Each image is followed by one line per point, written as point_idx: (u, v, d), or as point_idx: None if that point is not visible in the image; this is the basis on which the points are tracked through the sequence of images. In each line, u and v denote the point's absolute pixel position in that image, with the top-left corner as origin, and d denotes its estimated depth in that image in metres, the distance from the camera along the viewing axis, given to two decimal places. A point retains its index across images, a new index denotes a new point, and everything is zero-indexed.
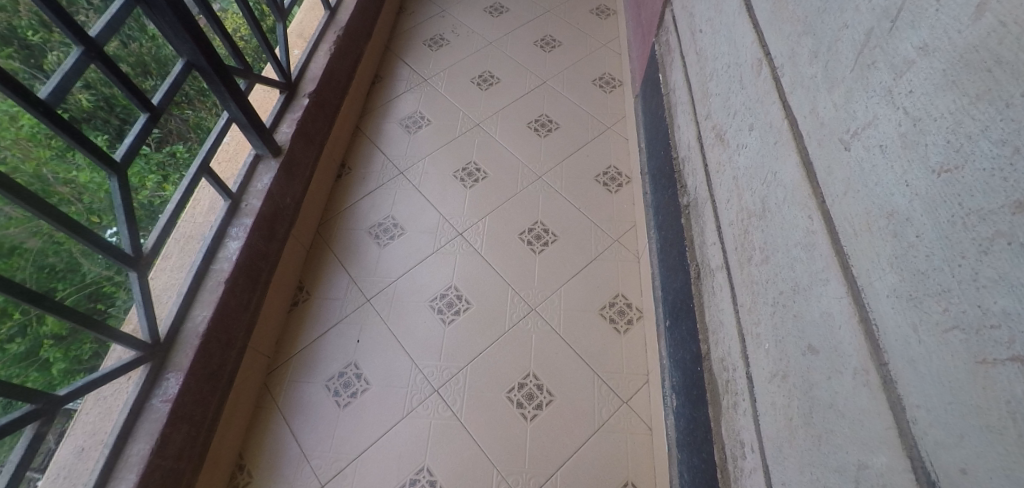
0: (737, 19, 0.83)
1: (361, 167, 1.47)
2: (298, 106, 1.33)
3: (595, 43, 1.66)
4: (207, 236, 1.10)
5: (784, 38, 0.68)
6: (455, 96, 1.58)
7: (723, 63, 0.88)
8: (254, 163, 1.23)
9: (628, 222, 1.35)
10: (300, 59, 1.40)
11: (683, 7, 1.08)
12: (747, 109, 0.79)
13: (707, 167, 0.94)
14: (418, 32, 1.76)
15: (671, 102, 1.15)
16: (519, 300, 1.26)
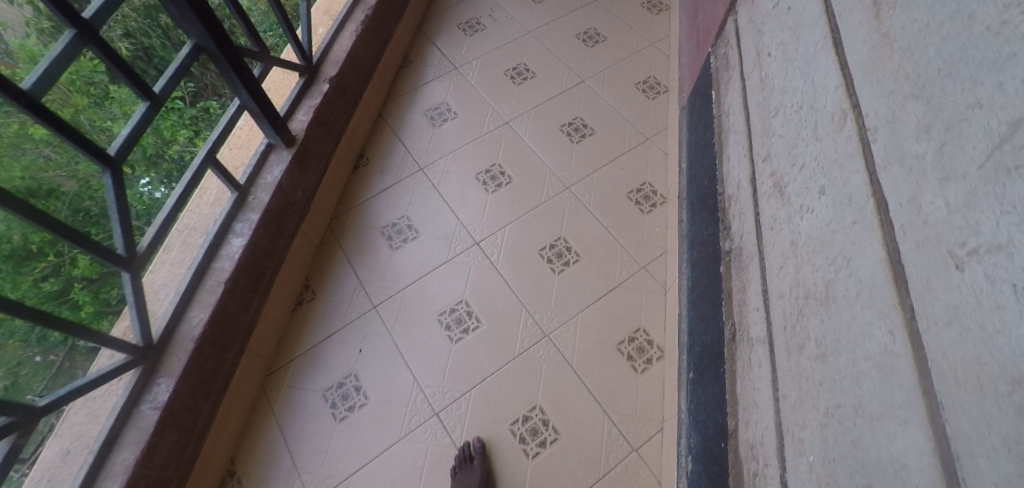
0: (817, 54, 0.69)
1: (380, 158, 1.36)
2: (315, 92, 1.24)
3: (642, 41, 1.51)
4: (210, 230, 1.01)
5: (877, 96, 0.56)
6: (487, 89, 1.45)
7: (793, 102, 0.75)
8: (266, 152, 1.13)
9: (658, 249, 1.24)
10: (323, 41, 1.31)
11: (750, 20, 0.94)
12: (816, 165, 0.67)
13: (757, 215, 0.82)
14: (453, 13, 1.62)
15: (722, 125, 1.02)
16: (534, 325, 1.14)
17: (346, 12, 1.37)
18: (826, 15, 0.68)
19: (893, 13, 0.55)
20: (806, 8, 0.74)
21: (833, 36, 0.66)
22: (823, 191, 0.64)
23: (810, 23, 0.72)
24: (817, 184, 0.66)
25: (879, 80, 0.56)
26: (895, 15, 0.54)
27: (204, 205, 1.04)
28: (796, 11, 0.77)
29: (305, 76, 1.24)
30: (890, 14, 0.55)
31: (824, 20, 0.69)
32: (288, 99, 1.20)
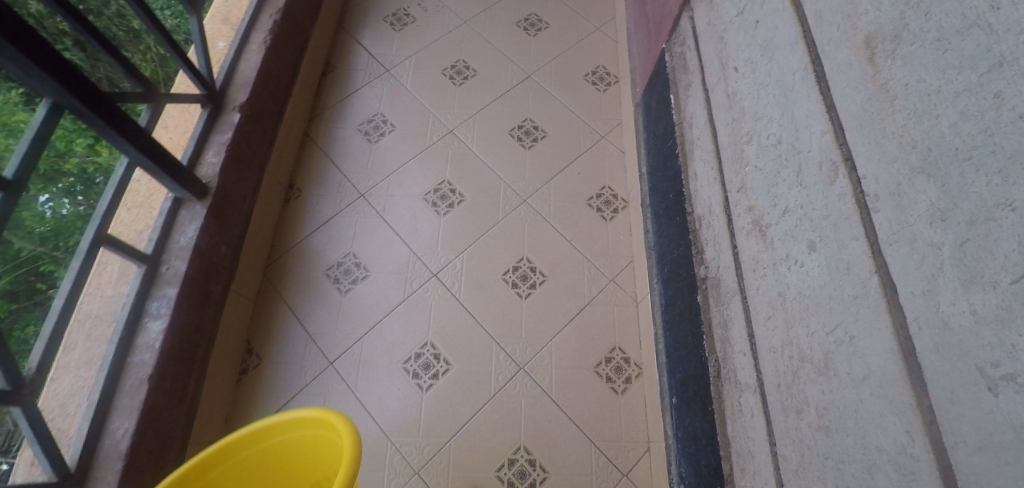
0: (795, 86, 0.63)
1: (313, 188, 1.25)
2: (225, 124, 1.09)
3: (587, 26, 1.42)
4: (119, 317, 0.90)
5: (876, 158, 0.50)
6: (423, 95, 1.33)
7: (769, 133, 0.69)
8: (174, 208, 1.00)
9: (624, 258, 1.19)
10: (225, 59, 1.14)
11: (711, 24, 0.87)
12: (802, 213, 0.61)
13: (734, 249, 0.77)
14: (377, 4, 1.46)
15: (685, 136, 0.95)
16: (506, 359, 1.10)
17: (249, 19, 1.19)
18: (805, 44, 0.61)
19: (891, 65, 0.48)
20: (778, 28, 0.67)
21: (815, 70, 0.59)
22: (813, 246, 0.59)
23: (784, 46, 0.66)
24: (805, 236, 0.61)
25: (878, 139, 0.50)
26: (894, 67, 0.48)
27: (105, 286, 0.92)
28: (766, 28, 0.70)
29: (209, 107, 1.08)
30: (887, 64, 0.49)
31: (803, 48, 0.62)
32: (192, 138, 1.05)
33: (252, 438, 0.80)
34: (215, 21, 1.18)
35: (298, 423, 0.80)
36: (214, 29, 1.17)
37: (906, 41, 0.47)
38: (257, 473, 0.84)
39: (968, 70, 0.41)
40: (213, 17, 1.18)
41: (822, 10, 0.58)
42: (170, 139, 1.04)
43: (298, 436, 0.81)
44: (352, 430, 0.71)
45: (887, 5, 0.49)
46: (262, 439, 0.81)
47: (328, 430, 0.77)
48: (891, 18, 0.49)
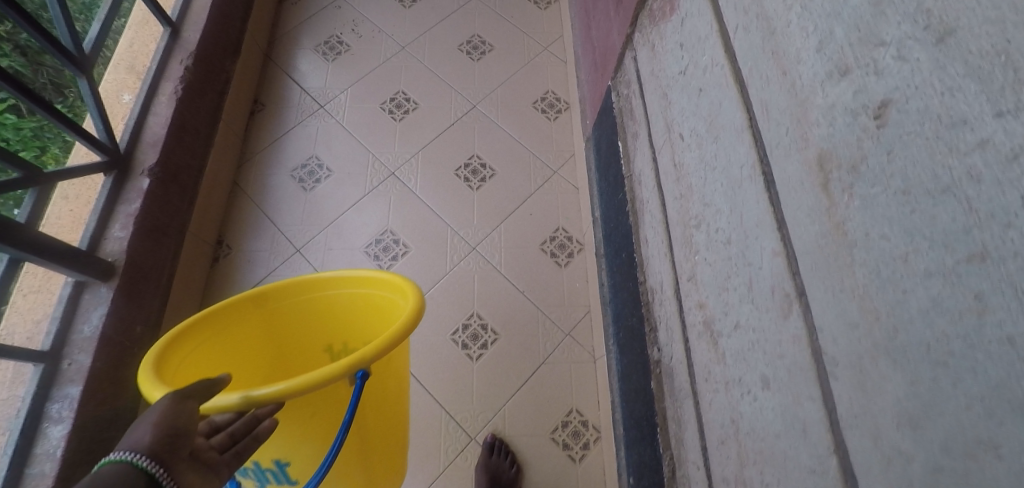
0: (742, 182, 0.53)
1: (245, 244, 1.12)
2: (134, 191, 0.93)
3: (533, 46, 1.35)
4: (15, 425, 0.76)
5: (834, 312, 0.40)
6: (360, 134, 1.23)
7: (717, 226, 0.59)
8: (75, 293, 0.85)
9: (582, 308, 1.09)
10: (130, 115, 0.98)
11: (655, 75, 0.77)
12: (754, 338, 0.52)
13: (687, 344, 0.67)
14: (308, 31, 1.36)
15: (635, 192, 0.86)
16: (458, 430, 0.99)
17: (156, 67, 1.04)
18: (752, 136, 0.51)
19: (848, 204, 0.39)
20: (723, 105, 0.57)
21: (764, 172, 0.50)
22: (767, 382, 0.50)
23: (731, 130, 0.56)
24: (759, 367, 0.51)
25: (835, 293, 0.40)
26: (852, 208, 0.38)
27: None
28: (710, 100, 0.60)
29: (113, 174, 0.92)
30: (843, 201, 0.39)
31: (750, 140, 0.52)
32: (94, 212, 0.89)
33: (313, 292, 0.76)
34: (119, 69, 1.00)
35: (358, 286, 0.76)
36: (116, 79, 0.99)
37: (864, 180, 0.37)
38: (313, 320, 0.79)
39: (944, 249, 0.31)
40: (116, 64, 1.00)
41: (769, 102, 0.48)
42: (70, 212, 0.88)
43: (349, 295, 0.77)
44: (417, 305, 0.66)
45: (842, 124, 0.39)
46: (321, 301, 0.78)
47: (395, 297, 0.72)
48: (847, 143, 0.39)
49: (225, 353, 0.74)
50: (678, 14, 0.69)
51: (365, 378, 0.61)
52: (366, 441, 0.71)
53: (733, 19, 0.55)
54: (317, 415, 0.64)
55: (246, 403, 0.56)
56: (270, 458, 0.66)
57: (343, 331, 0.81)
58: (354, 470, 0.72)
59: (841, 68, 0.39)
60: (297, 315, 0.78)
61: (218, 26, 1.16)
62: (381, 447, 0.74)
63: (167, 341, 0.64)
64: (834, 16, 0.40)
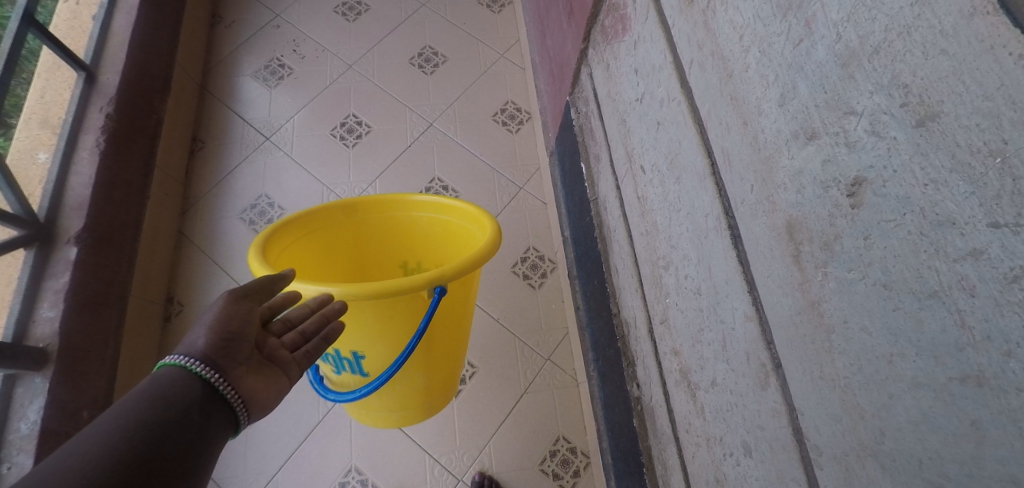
0: (708, 231, 0.49)
1: (197, 300, 1.04)
2: (62, 262, 0.85)
3: (488, 53, 1.29)
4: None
5: (814, 398, 0.36)
6: (310, 165, 1.16)
7: (685, 272, 0.54)
8: (6, 387, 0.77)
9: (559, 330, 1.06)
10: (48, 176, 0.90)
11: (612, 97, 0.72)
12: (733, 400, 0.48)
13: (665, 388, 0.63)
14: (246, 55, 1.28)
15: (602, 217, 0.81)
16: (444, 473, 0.96)
17: (73, 117, 0.95)
18: (715, 184, 0.47)
19: (823, 284, 0.35)
20: (683, 144, 0.52)
21: (729, 226, 0.45)
22: (748, 451, 0.46)
23: (692, 173, 0.51)
24: (739, 433, 0.47)
25: (815, 379, 0.36)
26: (827, 288, 0.34)
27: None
28: (668, 135, 0.55)
29: (35, 247, 0.85)
30: (817, 279, 0.35)
31: (713, 188, 0.47)
32: (19, 291, 0.82)
33: (396, 210, 0.75)
34: (30, 125, 0.92)
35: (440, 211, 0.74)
36: (28, 137, 0.91)
37: (839, 262, 0.33)
38: (394, 241, 0.79)
39: (934, 358, 0.27)
40: (26, 119, 0.91)
41: (731, 152, 0.44)
42: None
43: (429, 219, 0.75)
44: (494, 240, 0.65)
45: (812, 194, 0.35)
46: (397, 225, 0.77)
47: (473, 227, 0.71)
48: (819, 216, 0.34)
49: (312, 258, 0.74)
50: (631, 36, 0.64)
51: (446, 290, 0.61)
52: (432, 349, 0.70)
53: (688, 52, 0.50)
54: (400, 315, 0.64)
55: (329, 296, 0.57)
56: (348, 349, 0.67)
57: (420, 250, 0.80)
58: (420, 371, 0.72)
59: (807, 131, 0.35)
60: (372, 236, 0.77)
61: (142, 63, 1.07)
62: (445, 355, 0.74)
63: (264, 237, 0.64)
64: (796, 69, 0.35)
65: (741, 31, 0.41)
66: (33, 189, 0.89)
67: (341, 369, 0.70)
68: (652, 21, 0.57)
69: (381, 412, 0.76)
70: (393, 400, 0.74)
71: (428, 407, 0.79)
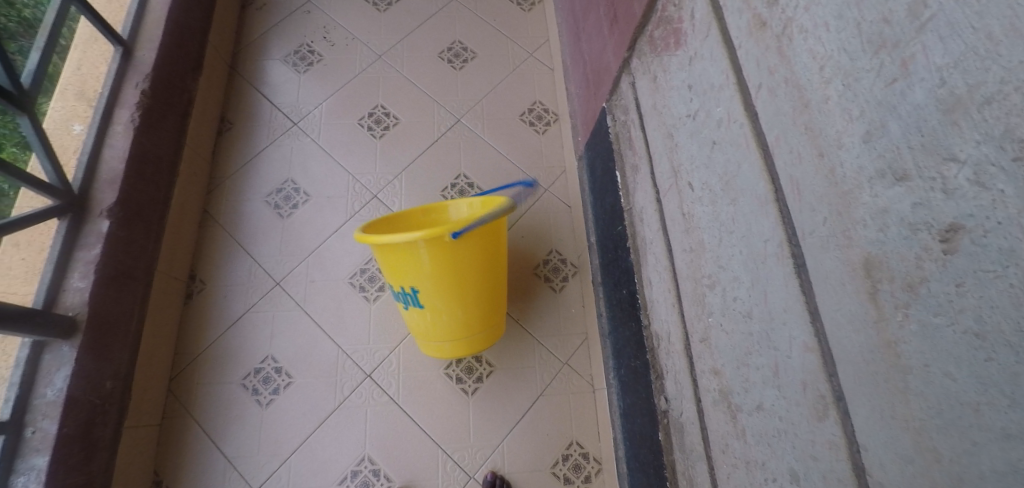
0: (767, 257, 0.49)
1: (221, 279, 1.06)
2: (93, 235, 0.86)
3: (518, 52, 1.28)
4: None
5: (882, 436, 0.37)
6: (337, 153, 1.16)
7: (735, 294, 0.55)
8: (34, 357, 0.78)
9: (578, 335, 1.06)
10: (83, 148, 0.89)
11: (658, 110, 0.71)
12: (782, 426, 0.48)
13: (699, 405, 0.64)
14: (275, 39, 1.26)
15: (637, 228, 0.81)
16: (456, 469, 0.96)
17: (110, 92, 0.94)
18: (779, 211, 0.47)
19: (902, 325, 0.35)
20: (742, 167, 0.52)
21: (793, 254, 0.45)
22: (796, 478, 0.46)
23: (751, 197, 0.51)
24: (787, 459, 0.47)
25: (885, 417, 0.36)
26: (907, 330, 0.34)
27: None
28: (725, 156, 0.55)
29: (68, 217, 0.85)
30: (896, 319, 0.35)
31: (776, 215, 0.47)
32: (50, 260, 0.82)
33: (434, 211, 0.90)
34: (66, 96, 0.90)
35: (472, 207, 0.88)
36: (64, 107, 0.90)
37: (923, 305, 0.33)
38: None
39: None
40: (63, 90, 0.90)
41: (802, 182, 0.44)
42: (22, 261, 0.80)
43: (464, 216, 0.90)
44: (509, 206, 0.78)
45: (897, 234, 0.35)
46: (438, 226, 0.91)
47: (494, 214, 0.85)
48: (904, 257, 0.34)
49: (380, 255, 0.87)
50: (685, 50, 0.63)
51: (467, 225, 0.73)
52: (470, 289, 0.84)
53: (755, 76, 0.49)
54: (438, 258, 0.77)
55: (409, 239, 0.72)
56: (408, 284, 0.81)
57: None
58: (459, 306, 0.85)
59: (897, 172, 0.35)
60: None
61: (176, 41, 1.06)
62: (481, 297, 0.86)
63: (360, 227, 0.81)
64: (888, 108, 0.35)
65: (822, 61, 0.40)
66: (67, 159, 0.88)
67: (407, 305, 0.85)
68: (712, 38, 0.56)
69: (438, 339, 0.88)
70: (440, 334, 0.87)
71: (474, 340, 0.90)
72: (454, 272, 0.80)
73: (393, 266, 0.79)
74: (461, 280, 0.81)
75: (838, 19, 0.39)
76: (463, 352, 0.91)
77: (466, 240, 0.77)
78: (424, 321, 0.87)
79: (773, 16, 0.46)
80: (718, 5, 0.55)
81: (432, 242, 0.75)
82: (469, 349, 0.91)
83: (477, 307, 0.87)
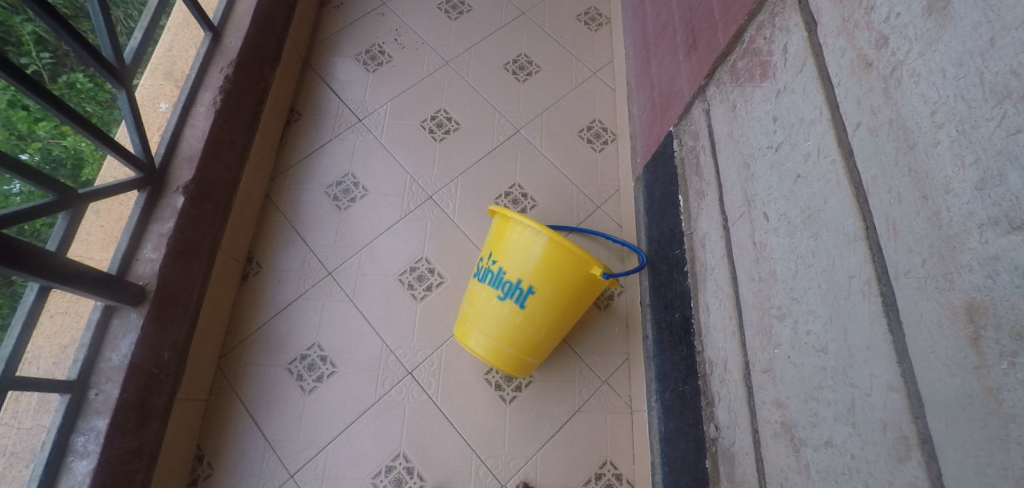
0: (850, 293, 0.49)
1: (276, 264, 1.09)
2: (167, 209, 0.89)
3: (582, 70, 1.30)
4: (39, 458, 0.73)
5: (975, 482, 0.37)
6: (398, 152, 1.19)
7: (809, 327, 0.55)
8: (103, 321, 0.81)
9: (619, 354, 1.06)
10: (167, 126, 0.93)
11: (734, 139, 0.72)
12: (853, 465, 0.48)
13: (755, 436, 0.64)
14: (348, 37, 1.31)
15: (696, 253, 0.82)
16: (488, 476, 0.96)
17: (196, 75, 0.99)
18: (869, 248, 0.47)
19: (1006, 372, 0.35)
20: (829, 202, 0.53)
21: (882, 293, 0.46)
22: None
23: (838, 232, 0.51)
24: None
25: (981, 464, 0.37)
26: (1013, 378, 0.35)
27: (22, 416, 0.74)
28: (810, 190, 0.56)
29: (147, 190, 0.88)
30: (1000, 366, 0.35)
31: (865, 252, 0.48)
32: (127, 231, 0.85)
33: None
34: (156, 75, 0.95)
35: None
36: (152, 86, 0.94)
37: None
38: None
39: None
40: (153, 69, 0.94)
41: (900, 222, 0.44)
42: (101, 229, 0.84)
43: None
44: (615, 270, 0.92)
45: (1008, 281, 0.35)
46: None
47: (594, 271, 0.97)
48: (1014, 304, 0.35)
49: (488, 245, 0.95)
50: (772, 83, 0.63)
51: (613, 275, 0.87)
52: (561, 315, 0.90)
53: (854, 114, 0.50)
54: (558, 270, 0.86)
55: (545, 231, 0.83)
56: (526, 279, 0.87)
57: None
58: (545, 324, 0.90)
59: (1014, 221, 0.35)
60: None
61: (260, 31, 1.11)
62: (560, 333, 0.94)
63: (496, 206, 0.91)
64: (1009, 157, 0.35)
65: (935, 106, 0.41)
66: (152, 135, 0.92)
67: (505, 296, 0.89)
68: (808, 74, 0.57)
69: (497, 340, 0.91)
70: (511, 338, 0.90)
71: (524, 363, 0.93)
72: (567, 300, 0.89)
73: (534, 259, 0.86)
74: (561, 306, 0.89)
75: (957, 66, 0.39)
76: (508, 368, 0.93)
77: (595, 283, 0.89)
78: (506, 322, 0.89)
79: (880, 58, 0.47)
80: (817, 42, 0.56)
81: (582, 264, 0.85)
82: (515, 369, 0.94)
83: (551, 342, 0.93)
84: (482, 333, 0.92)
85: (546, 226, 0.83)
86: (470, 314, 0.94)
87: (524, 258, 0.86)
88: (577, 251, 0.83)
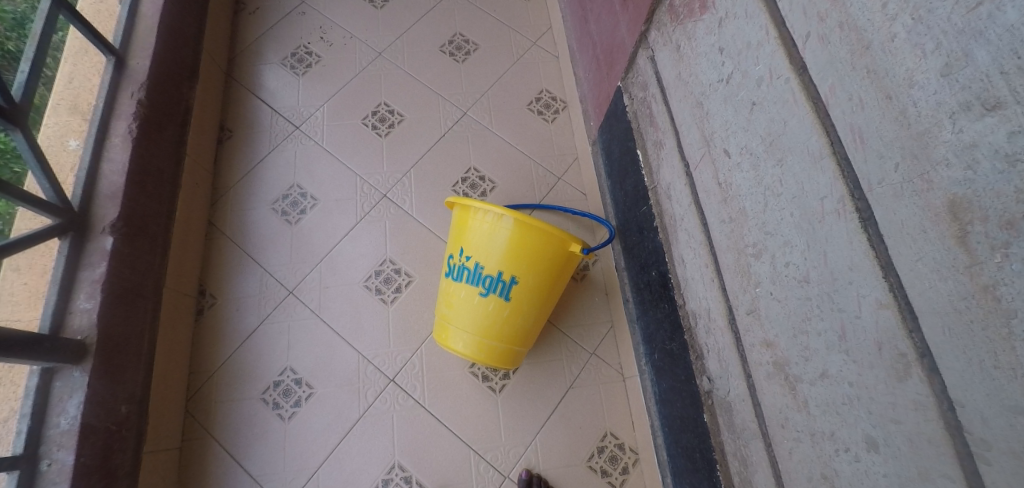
0: (824, 215, 0.47)
1: (232, 290, 1.02)
2: (97, 253, 0.81)
3: (521, 41, 1.26)
4: None
5: (983, 389, 0.35)
6: (343, 155, 1.13)
7: (787, 259, 0.52)
8: (44, 383, 0.73)
9: (603, 324, 1.03)
10: (80, 164, 0.85)
11: (683, 80, 0.68)
12: (853, 392, 0.46)
13: (750, 381, 0.61)
14: (271, 43, 1.24)
15: (663, 206, 0.79)
16: (490, 470, 0.92)
17: (105, 103, 0.90)
18: (837, 164, 0.44)
19: (1001, 266, 0.32)
20: (789, 124, 0.50)
21: (858, 209, 0.43)
22: (874, 445, 0.44)
23: (802, 154, 0.48)
24: (861, 427, 0.46)
25: (986, 368, 0.34)
26: (1008, 271, 0.32)
27: None
28: (767, 116, 0.53)
29: (69, 237, 0.80)
30: (993, 260, 0.33)
31: (833, 170, 0.45)
32: (53, 283, 0.77)
33: None
34: (59, 112, 0.87)
35: None
36: (57, 123, 0.86)
37: None
38: None
39: None
40: (55, 106, 0.87)
41: (865, 130, 0.41)
42: (25, 286, 0.77)
43: None
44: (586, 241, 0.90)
45: (989, 169, 0.32)
46: None
47: None
48: (999, 193, 0.32)
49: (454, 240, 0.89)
50: (713, 13, 0.60)
51: (592, 250, 0.85)
52: (545, 298, 0.87)
53: (802, 26, 0.47)
54: (537, 256, 0.82)
55: (500, 210, 0.79)
56: (508, 271, 0.82)
57: None
58: (533, 311, 0.87)
59: (987, 102, 0.32)
60: None
61: (169, 47, 1.03)
62: (545, 317, 0.91)
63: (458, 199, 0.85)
64: (972, 34, 0.32)
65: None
66: (65, 178, 0.84)
67: (488, 292, 0.84)
68: None
69: (485, 337, 0.87)
70: (501, 331, 0.86)
71: (515, 354, 0.90)
72: (550, 283, 0.86)
73: (513, 248, 0.81)
74: (545, 291, 0.86)
75: None
76: (502, 363, 0.90)
77: (573, 260, 0.87)
78: (493, 318, 0.85)
79: None
80: None
81: (561, 245, 0.82)
82: (508, 362, 0.90)
83: (538, 327, 0.91)
84: (467, 332, 0.87)
85: (507, 208, 0.78)
86: (447, 314, 0.89)
87: (502, 249, 0.82)
88: (557, 233, 0.80)
